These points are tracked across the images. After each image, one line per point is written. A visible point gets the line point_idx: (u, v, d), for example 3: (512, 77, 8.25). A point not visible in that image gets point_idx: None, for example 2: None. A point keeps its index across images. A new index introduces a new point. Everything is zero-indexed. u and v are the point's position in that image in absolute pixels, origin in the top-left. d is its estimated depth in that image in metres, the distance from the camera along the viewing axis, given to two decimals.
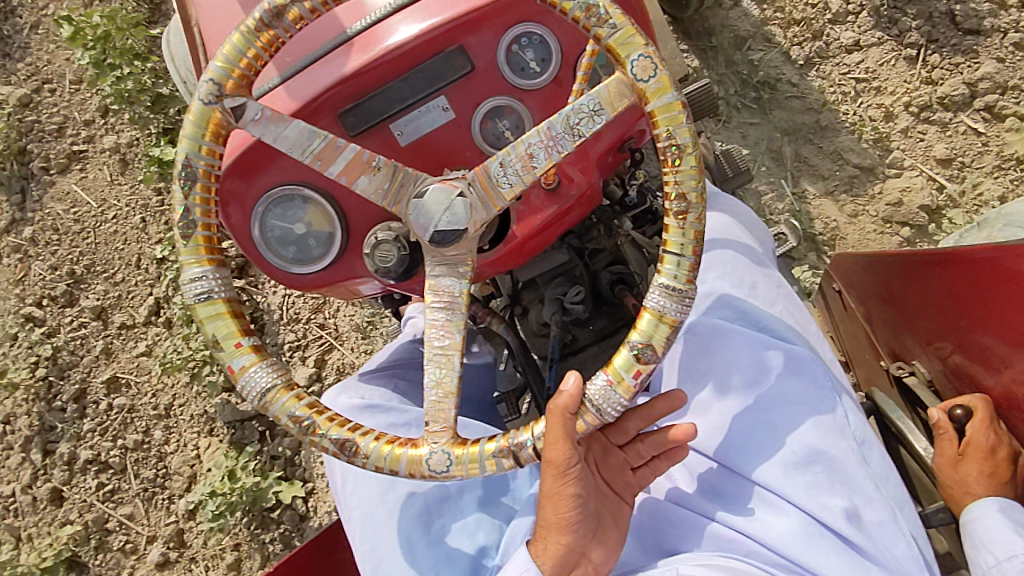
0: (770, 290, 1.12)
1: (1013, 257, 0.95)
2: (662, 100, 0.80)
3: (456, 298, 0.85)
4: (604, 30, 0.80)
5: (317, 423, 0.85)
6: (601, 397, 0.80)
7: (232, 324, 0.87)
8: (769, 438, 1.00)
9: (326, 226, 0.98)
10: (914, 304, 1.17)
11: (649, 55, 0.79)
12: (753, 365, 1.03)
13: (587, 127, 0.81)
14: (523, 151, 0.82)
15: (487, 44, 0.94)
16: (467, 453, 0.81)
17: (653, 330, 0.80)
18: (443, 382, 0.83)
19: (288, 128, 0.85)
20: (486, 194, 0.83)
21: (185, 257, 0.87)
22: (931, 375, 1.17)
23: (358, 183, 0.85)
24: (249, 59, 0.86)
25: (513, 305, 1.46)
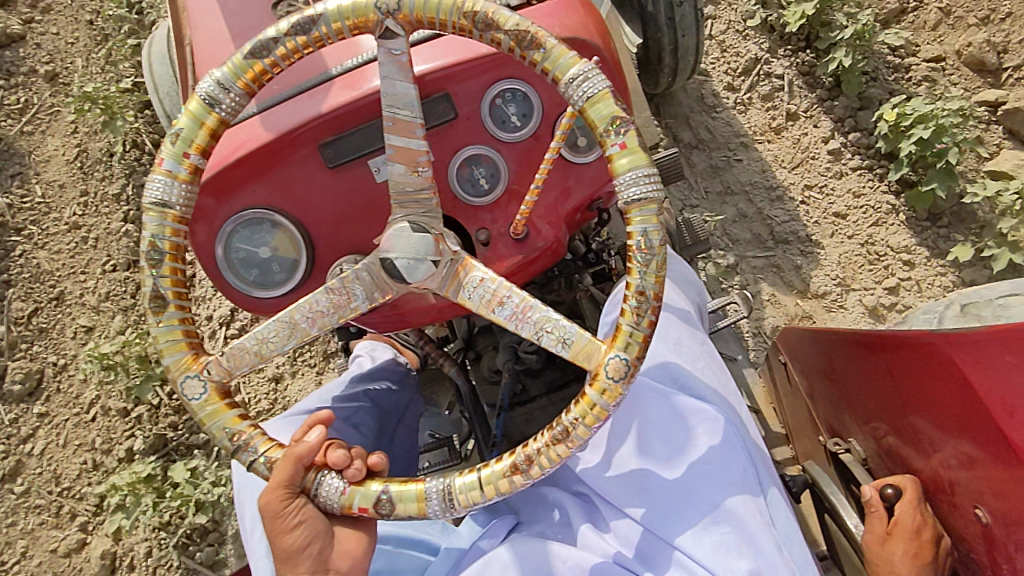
0: (694, 347, 1.09)
1: (946, 343, 0.99)
2: (609, 383, 0.80)
3: (348, 304, 0.87)
4: (629, 307, 0.80)
5: (166, 256, 0.87)
6: (327, 494, 0.86)
7: (201, 141, 0.86)
8: (683, 501, 0.96)
9: (292, 252, 0.98)
10: (856, 383, 1.22)
11: (631, 364, 0.80)
12: (677, 426, 0.99)
13: (547, 339, 0.83)
14: (500, 292, 0.84)
15: (473, 94, 0.97)
16: (217, 406, 0.88)
17: (405, 496, 0.84)
18: (264, 346, 0.88)
19: (401, 86, 0.83)
20: (455, 277, 0.85)
21: (232, 62, 0.84)
22: (866, 454, 1.22)
23: (394, 166, 0.84)
24: (439, 21, 0.80)
25: (468, 350, 1.48)
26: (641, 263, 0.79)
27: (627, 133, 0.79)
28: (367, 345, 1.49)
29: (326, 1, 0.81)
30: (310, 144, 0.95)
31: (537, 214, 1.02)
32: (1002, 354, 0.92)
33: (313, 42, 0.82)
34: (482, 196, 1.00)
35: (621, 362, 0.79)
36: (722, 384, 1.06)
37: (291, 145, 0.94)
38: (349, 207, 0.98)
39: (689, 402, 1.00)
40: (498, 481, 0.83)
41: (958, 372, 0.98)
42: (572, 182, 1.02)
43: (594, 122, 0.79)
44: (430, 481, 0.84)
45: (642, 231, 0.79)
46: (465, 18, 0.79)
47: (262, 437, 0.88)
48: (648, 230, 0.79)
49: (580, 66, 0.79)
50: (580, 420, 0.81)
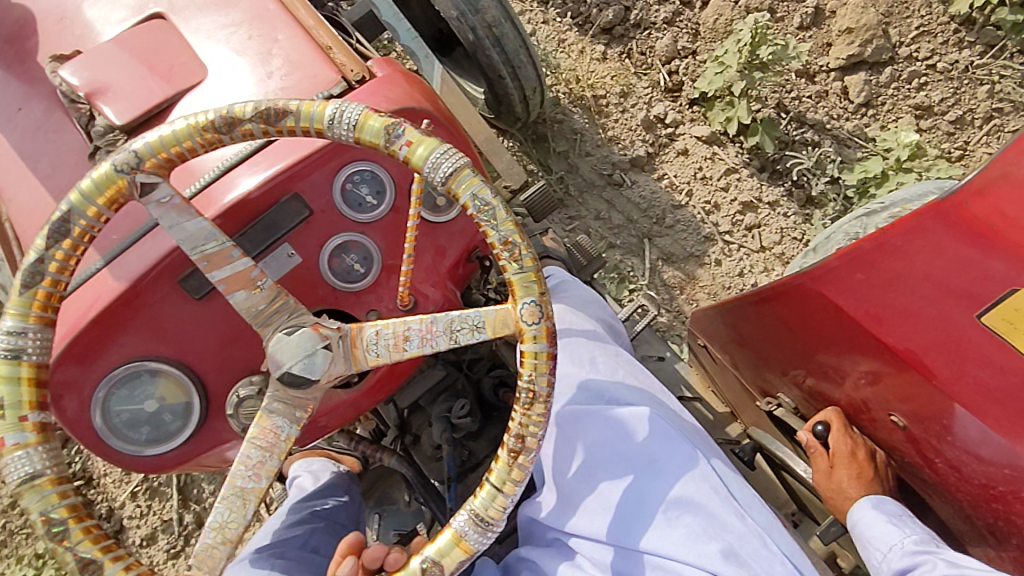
0: (610, 361, 1.10)
1: (813, 280, 0.99)
2: (534, 346, 0.80)
3: (280, 440, 0.83)
4: (509, 266, 0.79)
5: (69, 530, 0.78)
6: None
7: (27, 393, 0.79)
8: (644, 508, 0.96)
9: (180, 396, 0.92)
10: (765, 341, 1.27)
11: (540, 303, 0.80)
12: (613, 439, 1.01)
13: (465, 338, 0.82)
14: (400, 330, 0.82)
15: (320, 185, 0.97)
16: None
17: (446, 550, 0.80)
18: (225, 527, 0.80)
19: (190, 222, 0.82)
20: (351, 351, 0.83)
21: (14, 303, 0.80)
22: (795, 403, 1.30)
23: (235, 297, 0.82)
24: (184, 149, 0.79)
25: (404, 435, 1.43)
26: (484, 214, 0.79)
27: (406, 129, 0.80)
28: (302, 464, 1.40)
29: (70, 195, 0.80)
30: (170, 283, 0.90)
31: (420, 279, 1.02)
32: (854, 274, 0.95)
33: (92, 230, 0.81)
34: (359, 281, 1.00)
35: (529, 306, 0.78)
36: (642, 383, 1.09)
37: (150, 289, 0.90)
38: (229, 329, 0.94)
39: (617, 411, 1.02)
40: (509, 477, 0.81)
41: (829, 302, 0.98)
42: (443, 240, 1.04)
43: (371, 144, 0.80)
44: (456, 518, 0.81)
45: (472, 196, 0.79)
46: (204, 132, 0.79)
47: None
48: (476, 191, 0.79)
49: (331, 106, 0.80)
50: (532, 407, 0.81)
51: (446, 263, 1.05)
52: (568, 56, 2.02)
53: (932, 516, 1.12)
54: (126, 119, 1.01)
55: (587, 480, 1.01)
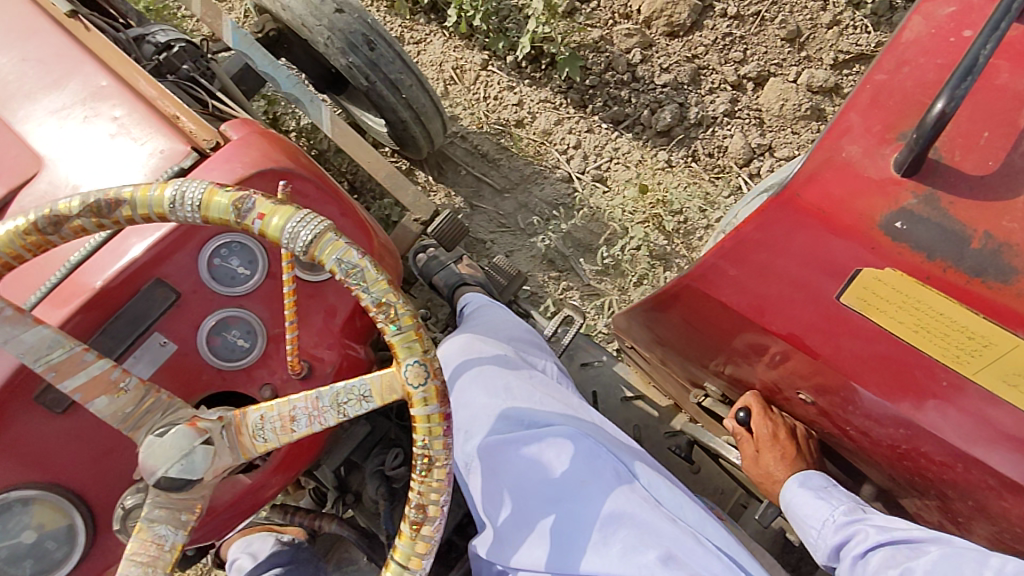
0: (527, 386, 1.08)
1: (694, 280, 0.95)
2: (425, 409, 0.74)
3: (165, 550, 0.75)
4: (388, 329, 0.73)
5: None
6: None
7: None
8: (577, 529, 0.93)
9: (60, 520, 0.85)
10: (678, 338, 1.27)
11: (425, 362, 0.74)
12: (536, 465, 0.99)
13: (353, 410, 0.77)
14: (286, 411, 0.78)
15: (186, 266, 0.92)
16: None
17: None
18: None
19: (27, 333, 0.73)
20: (237, 440, 0.79)
21: None
22: (722, 391, 1.31)
23: (95, 404, 0.75)
24: (7, 258, 0.73)
25: (344, 495, 1.36)
26: (349, 276, 0.72)
27: (257, 199, 0.73)
28: (236, 547, 1.37)
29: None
30: (25, 398, 0.84)
31: (311, 342, 0.98)
32: (725, 268, 0.90)
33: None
34: (245, 357, 0.95)
35: (411, 368, 0.72)
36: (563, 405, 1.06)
37: (4, 409, 0.83)
38: (105, 440, 0.88)
39: (538, 436, 1.00)
40: (411, 553, 0.76)
41: (713, 301, 0.94)
42: (331, 297, 1.00)
43: (219, 221, 0.73)
44: None
45: (337, 262, 0.72)
46: (26, 236, 0.73)
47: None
48: (341, 255, 0.73)
49: (172, 186, 0.74)
50: (430, 473, 0.76)
51: (339, 321, 1.01)
52: (623, 168, 1.93)
53: (862, 481, 1.16)
54: None
55: (518, 512, 0.98)
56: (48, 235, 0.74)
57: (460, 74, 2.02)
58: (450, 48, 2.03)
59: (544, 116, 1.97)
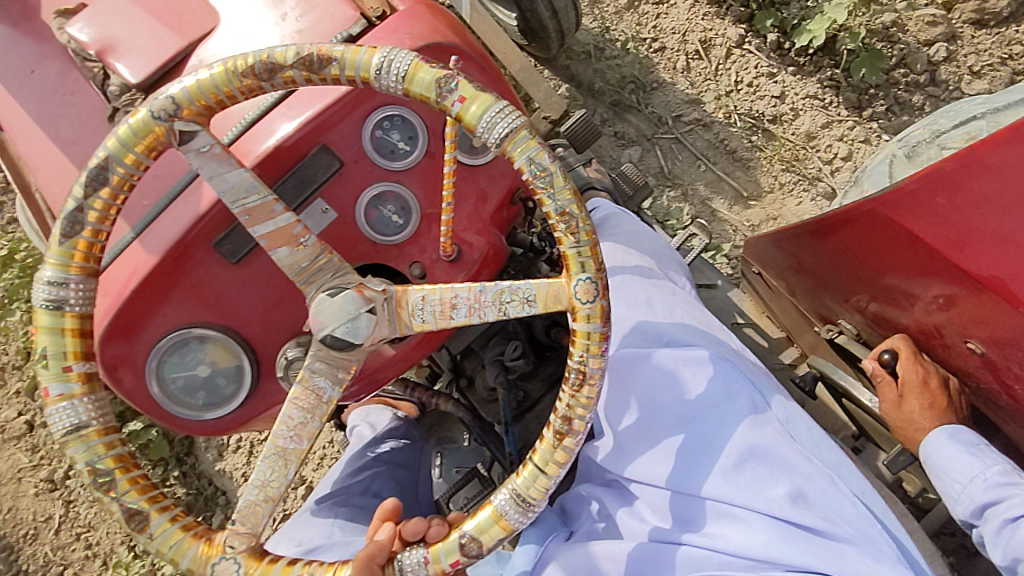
0: (668, 302, 1.04)
1: (884, 205, 0.95)
2: (588, 325, 0.76)
3: (322, 402, 0.81)
4: (568, 237, 0.75)
5: (181, 537, 0.77)
6: (413, 567, 0.78)
7: (106, 457, 0.77)
8: (704, 450, 0.92)
9: (230, 360, 0.92)
10: (824, 268, 1.20)
11: (596, 279, 0.76)
12: (669, 384, 0.96)
13: (514, 311, 0.79)
14: (447, 297, 0.80)
15: (350, 136, 0.92)
16: (259, 572, 0.77)
17: (485, 526, 0.78)
18: (268, 487, 0.79)
19: (229, 173, 0.79)
20: (396, 314, 0.81)
21: (51, 382, 0.78)
22: (858, 329, 1.23)
23: (277, 253, 0.80)
24: (221, 95, 0.76)
25: (457, 379, 1.42)
26: (539, 176, 0.75)
27: (460, 84, 0.75)
28: (359, 413, 1.44)
29: (107, 142, 0.78)
30: (202, 246, 0.89)
31: (462, 227, 0.98)
32: (932, 198, 0.90)
33: (120, 188, 0.79)
34: (399, 233, 0.96)
35: (584, 281, 0.75)
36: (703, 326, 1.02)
37: (184, 254, 0.88)
38: (271, 293, 0.93)
39: (674, 353, 0.97)
40: (553, 456, 0.77)
41: (900, 229, 0.96)
42: (485, 184, 0.99)
43: (422, 96, 0.75)
44: (496, 496, 0.79)
45: (528, 160, 0.74)
46: (240, 77, 0.74)
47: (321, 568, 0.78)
48: (534, 155, 0.75)
49: (380, 54, 0.75)
50: (581, 389, 0.78)
51: (488, 209, 1.00)
52: None
53: (1005, 443, 1.08)
54: (140, 76, 0.96)
55: (644, 426, 0.97)
56: (260, 81, 0.76)
57: (706, 48, 1.90)
58: (698, 15, 1.90)
59: (810, 116, 1.82)
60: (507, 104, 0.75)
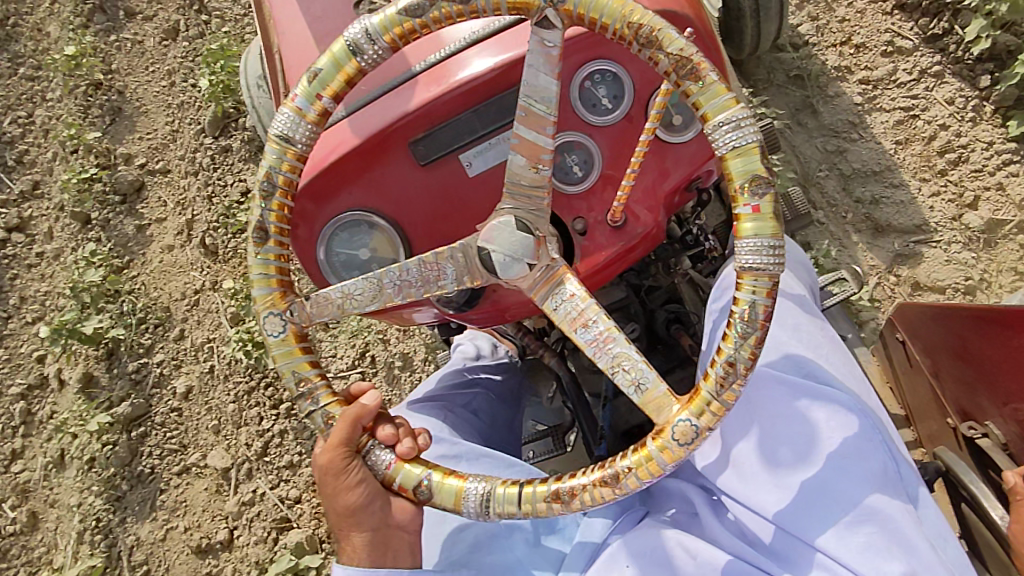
0: (816, 333, 1.02)
1: None
2: (664, 441, 0.77)
3: (438, 280, 0.86)
4: (715, 371, 0.76)
5: (272, 272, 0.89)
6: (379, 461, 0.88)
7: (287, 172, 0.88)
8: (820, 498, 0.88)
9: (390, 252, 0.99)
10: (994, 361, 1.15)
11: (699, 429, 0.77)
12: (798, 418, 0.92)
13: (618, 373, 0.80)
14: (587, 315, 0.82)
15: (562, 79, 0.94)
16: (292, 349, 0.89)
17: (447, 489, 0.84)
18: (349, 296, 0.88)
19: (547, 81, 0.80)
20: (546, 282, 0.84)
21: (303, 88, 0.85)
22: (1007, 437, 1.15)
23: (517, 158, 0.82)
24: (599, 20, 0.76)
25: (566, 339, 1.42)
26: (749, 302, 0.75)
27: (765, 196, 0.74)
28: (466, 337, 1.50)
29: None
30: (401, 143, 0.95)
31: (635, 199, 0.98)
32: None
33: (468, 13, 0.80)
34: (576, 183, 0.97)
35: (681, 423, 0.76)
36: (847, 372, 0.99)
37: (383, 146, 0.95)
38: (443, 204, 0.98)
39: (810, 390, 0.94)
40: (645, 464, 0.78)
41: None
42: (669, 163, 0.98)
43: (733, 174, 0.75)
44: (473, 482, 0.83)
45: (749, 301, 0.75)
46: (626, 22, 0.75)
47: (325, 391, 0.90)
48: (757, 300, 0.75)
49: (732, 112, 0.74)
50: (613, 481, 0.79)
51: (664, 187, 0.99)
52: None
53: None
54: None
55: (762, 453, 0.93)
56: (630, 42, 0.77)
57: None
58: None
59: None
60: (779, 235, 0.75)
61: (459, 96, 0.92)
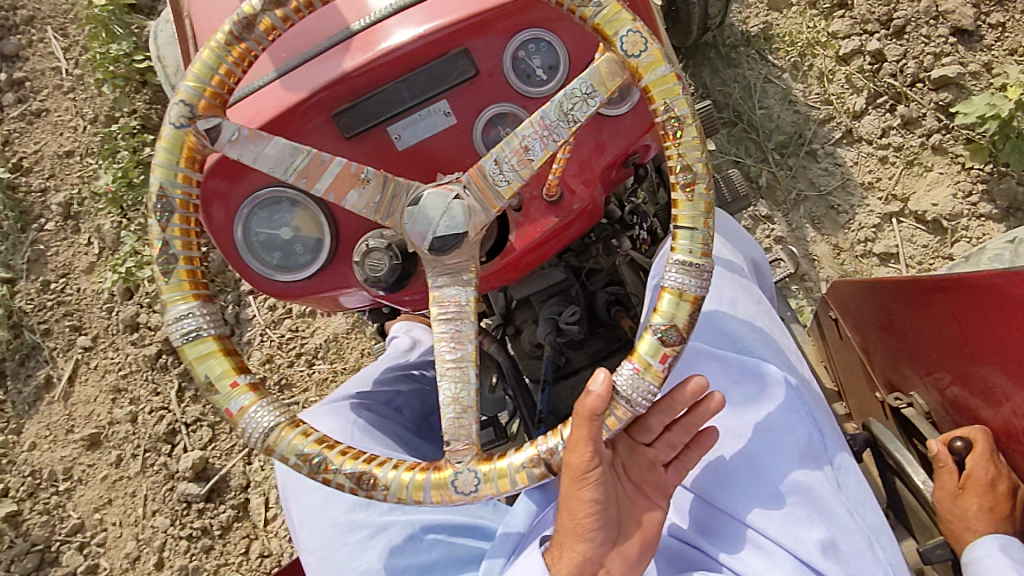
0: (750, 306, 1.01)
1: (1018, 282, 0.97)
2: (656, 74, 0.74)
3: (463, 307, 0.78)
4: (589, 8, 0.74)
5: (329, 458, 0.76)
6: (629, 388, 0.73)
7: (186, 284, 0.78)
8: (747, 470, 0.90)
9: (314, 231, 0.93)
10: (916, 332, 1.18)
11: (637, 28, 0.73)
12: (735, 392, 0.93)
13: (581, 112, 0.75)
14: (519, 143, 0.76)
15: (494, 49, 0.90)
16: (495, 469, 0.74)
17: (675, 309, 0.73)
18: (460, 397, 0.75)
19: None
20: (484, 195, 0.77)
21: (168, 294, 0.78)
22: (929, 406, 1.18)
23: (348, 199, 0.78)
24: None
25: (506, 325, 1.39)
26: (688, 235, 0.74)
27: None
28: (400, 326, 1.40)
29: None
30: (325, 113, 0.89)
31: (570, 173, 0.95)
32: None
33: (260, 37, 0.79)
34: None
35: (629, 32, 0.72)
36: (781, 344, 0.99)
37: (305, 116, 0.89)
38: None
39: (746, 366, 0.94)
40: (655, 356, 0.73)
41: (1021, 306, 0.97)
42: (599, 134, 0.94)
43: None
44: (668, 280, 0.74)
45: None
46: None
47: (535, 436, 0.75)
48: None
49: None
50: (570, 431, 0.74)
51: (601, 162, 0.96)
52: None
53: None
54: None
55: None
56: None
57: None
58: None
59: None
60: None
61: (385, 63, 0.87)
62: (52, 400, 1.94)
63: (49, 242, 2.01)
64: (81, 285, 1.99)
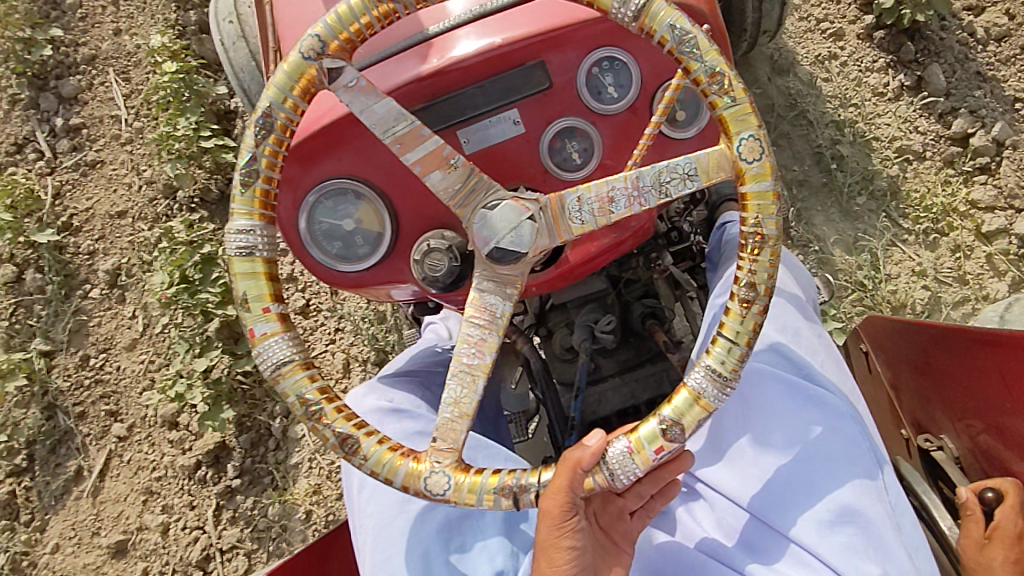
0: (812, 339, 1.02)
1: None
2: (759, 185, 0.76)
3: (496, 318, 0.82)
4: (723, 100, 0.76)
5: (324, 411, 0.82)
6: (617, 462, 0.76)
7: (258, 214, 0.85)
8: (805, 495, 0.92)
9: (376, 225, 0.95)
10: (954, 376, 1.18)
11: (760, 137, 0.76)
12: (794, 420, 0.94)
13: (676, 189, 0.78)
14: (604, 192, 0.79)
15: (570, 62, 0.91)
16: (468, 480, 0.78)
17: (687, 408, 0.76)
18: (461, 403, 0.80)
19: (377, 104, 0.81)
20: (555, 224, 0.80)
21: (237, 206, 0.84)
22: (960, 451, 1.19)
23: (432, 176, 0.81)
24: None
25: (539, 327, 1.41)
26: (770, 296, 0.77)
27: None
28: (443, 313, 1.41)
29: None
30: None
31: None
32: None
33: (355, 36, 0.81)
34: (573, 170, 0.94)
35: (751, 139, 0.75)
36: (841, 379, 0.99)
37: None
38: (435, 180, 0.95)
39: (808, 396, 0.95)
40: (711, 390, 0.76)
41: None
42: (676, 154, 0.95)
43: None
44: (693, 377, 0.77)
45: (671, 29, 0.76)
46: None
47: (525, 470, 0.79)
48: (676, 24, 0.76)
49: None
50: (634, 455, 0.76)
51: None
52: None
53: None
54: None
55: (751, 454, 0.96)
56: None
57: None
58: None
59: None
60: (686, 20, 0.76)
61: (462, 70, 0.89)
62: (82, 495, 1.93)
63: (91, 312, 2.02)
64: (121, 363, 1.99)
